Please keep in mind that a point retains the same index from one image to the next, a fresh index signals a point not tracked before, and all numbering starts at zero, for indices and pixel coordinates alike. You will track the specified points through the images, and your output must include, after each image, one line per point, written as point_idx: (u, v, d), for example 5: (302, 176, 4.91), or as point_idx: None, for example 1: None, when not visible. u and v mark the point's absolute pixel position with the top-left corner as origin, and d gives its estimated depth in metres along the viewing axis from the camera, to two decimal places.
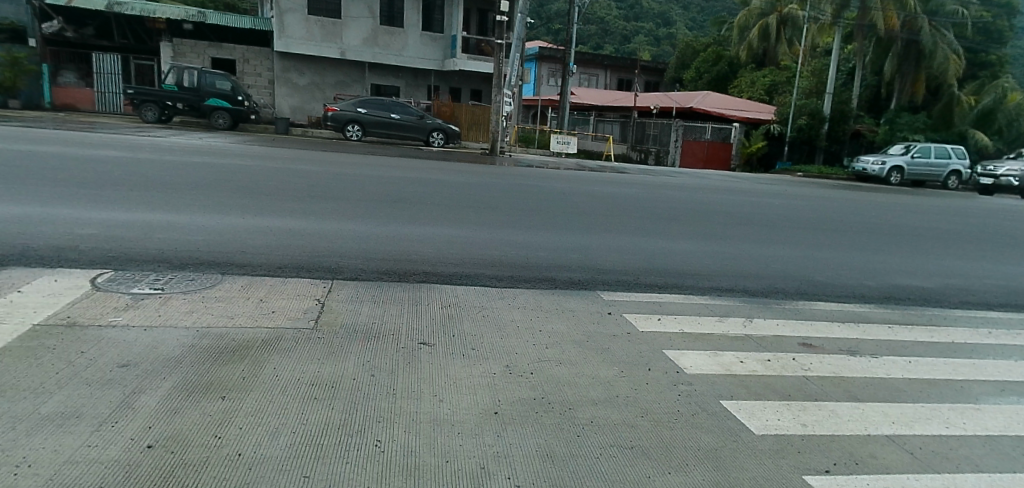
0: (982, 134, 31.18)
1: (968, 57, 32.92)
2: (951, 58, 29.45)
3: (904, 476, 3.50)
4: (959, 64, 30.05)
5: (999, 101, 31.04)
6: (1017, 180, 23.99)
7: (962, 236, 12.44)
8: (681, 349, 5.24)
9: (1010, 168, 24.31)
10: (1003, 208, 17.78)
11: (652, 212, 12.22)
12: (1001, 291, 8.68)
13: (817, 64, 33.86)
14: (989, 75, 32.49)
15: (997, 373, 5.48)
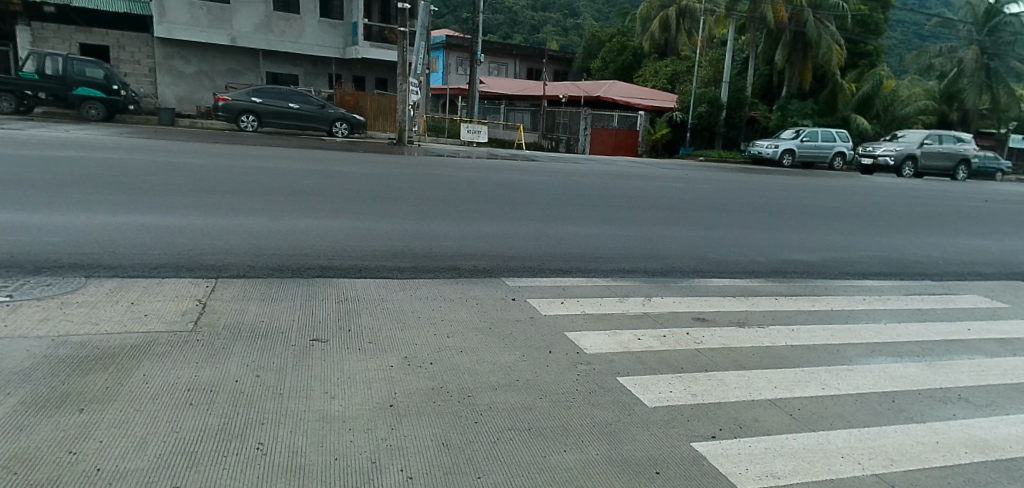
0: (862, 120, 33.89)
1: (850, 47, 35.60)
2: (833, 49, 31.64)
3: (782, 436, 3.74)
4: (841, 54, 32.34)
5: (877, 88, 33.89)
6: (891, 160, 26.24)
7: (849, 214, 13.40)
8: (583, 329, 5.36)
9: (886, 150, 26.48)
10: (881, 187, 19.30)
11: (559, 198, 12.41)
12: (878, 262, 9.44)
13: (715, 55, 36.13)
14: (868, 64, 35.63)
15: (868, 336, 5.98)
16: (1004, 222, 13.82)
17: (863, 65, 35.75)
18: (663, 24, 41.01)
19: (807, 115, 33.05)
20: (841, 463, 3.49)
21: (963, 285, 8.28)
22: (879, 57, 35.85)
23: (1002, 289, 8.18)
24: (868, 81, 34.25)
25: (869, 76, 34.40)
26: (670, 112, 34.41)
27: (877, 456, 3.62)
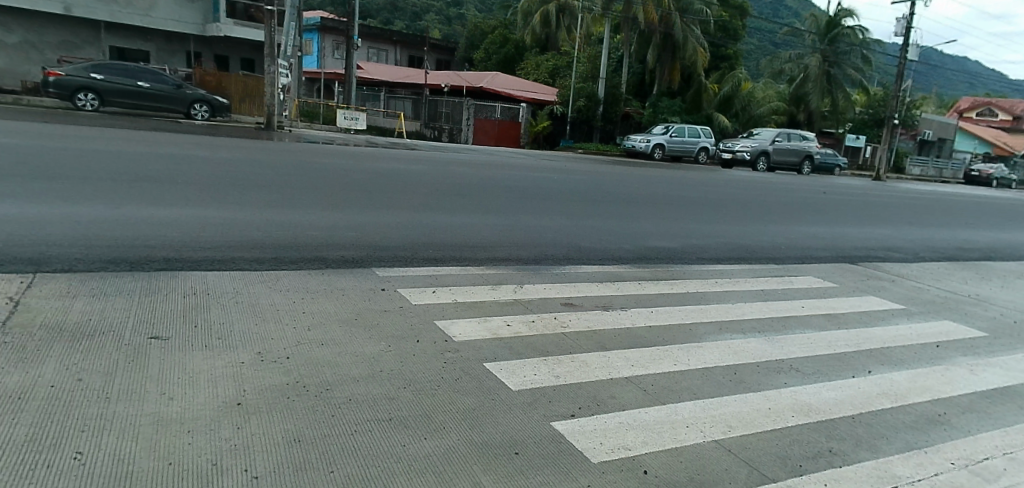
0: (723, 117, 36.38)
1: (714, 50, 38.19)
2: (699, 51, 33.70)
3: (635, 411, 3.93)
4: (706, 57, 34.50)
5: (736, 89, 36.66)
6: (747, 155, 28.67)
7: (709, 204, 14.35)
8: (452, 317, 5.34)
9: (744, 146, 28.84)
10: (741, 180, 20.83)
11: (436, 187, 12.28)
12: (735, 249, 10.17)
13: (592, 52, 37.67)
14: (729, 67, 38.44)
15: (718, 315, 6.46)
16: (841, 212, 15.38)
17: (725, 67, 38.46)
18: (544, 18, 41.86)
19: (676, 112, 34.86)
20: (686, 432, 3.73)
21: (802, 269, 9.12)
22: (739, 59, 38.90)
23: (835, 271, 9.10)
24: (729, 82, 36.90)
25: (729, 78, 37.06)
26: (551, 106, 35.18)
27: (717, 424, 3.90)
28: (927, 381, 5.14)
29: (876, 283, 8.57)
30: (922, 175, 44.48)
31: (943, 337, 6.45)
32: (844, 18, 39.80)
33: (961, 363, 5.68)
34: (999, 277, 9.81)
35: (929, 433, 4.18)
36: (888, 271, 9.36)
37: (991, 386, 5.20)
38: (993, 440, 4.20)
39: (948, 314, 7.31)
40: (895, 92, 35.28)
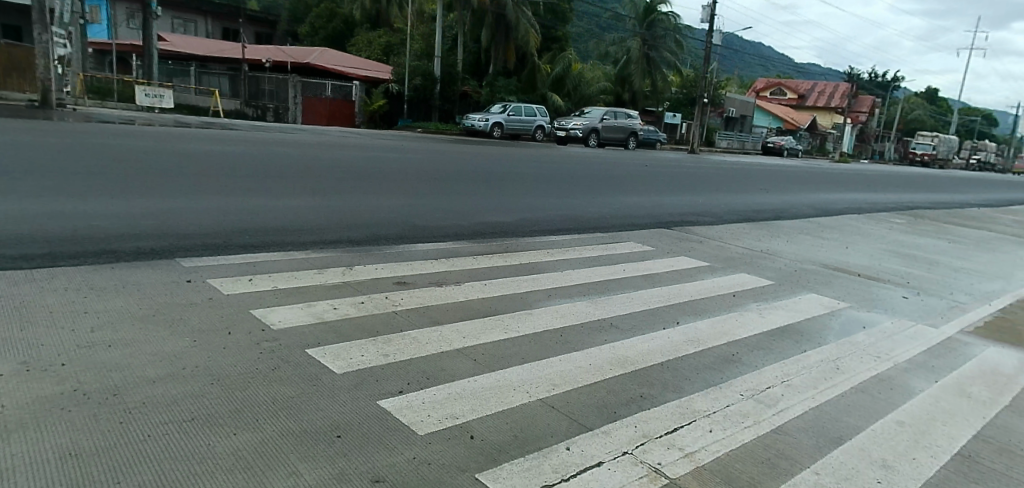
0: (557, 97, 37.66)
1: (544, 31, 39.39)
2: (530, 32, 34.51)
3: (465, 380, 3.96)
4: (537, 37, 35.42)
5: (567, 69, 38.20)
6: (580, 132, 29.89)
7: (541, 178, 14.85)
8: (271, 305, 5.01)
9: (576, 123, 30.15)
10: (574, 156, 21.81)
11: (258, 169, 11.50)
12: (566, 220, 10.63)
13: (426, 30, 37.16)
14: (558, 48, 39.76)
15: (549, 283, 6.69)
16: (662, 183, 16.63)
17: (555, 49, 39.70)
18: None
19: (512, 91, 35.44)
20: (513, 394, 3.83)
21: (625, 235, 9.73)
22: (569, 41, 40.38)
23: (653, 236, 9.82)
24: (559, 62, 38.36)
25: (559, 59, 38.53)
26: (386, 84, 34.11)
27: (542, 384, 4.05)
28: (726, 327, 5.73)
29: (687, 245, 9.38)
30: (729, 148, 49.39)
31: (739, 287, 7.23)
32: (659, 5, 42.90)
33: (753, 309, 6.41)
34: (786, 233, 11.16)
35: (726, 371, 4.68)
36: (697, 234, 10.29)
37: (775, 326, 5.94)
38: (776, 372, 4.79)
39: (745, 268, 8.20)
40: (704, 74, 38.65)
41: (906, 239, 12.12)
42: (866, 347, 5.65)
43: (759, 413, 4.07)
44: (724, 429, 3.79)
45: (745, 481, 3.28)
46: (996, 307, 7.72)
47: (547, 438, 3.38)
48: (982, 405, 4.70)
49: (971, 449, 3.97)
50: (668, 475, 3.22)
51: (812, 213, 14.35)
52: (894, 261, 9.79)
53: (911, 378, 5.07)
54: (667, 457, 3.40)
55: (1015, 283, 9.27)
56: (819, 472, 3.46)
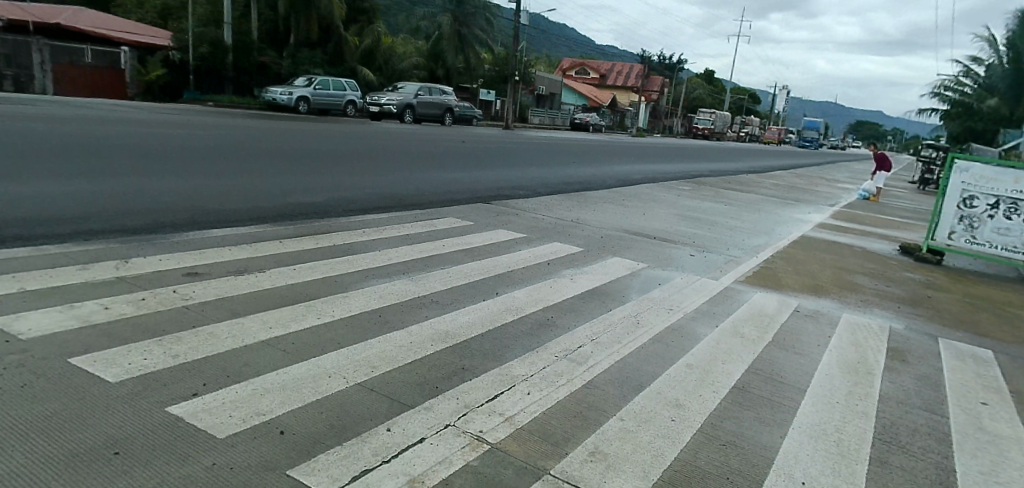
0: (367, 71, 36.29)
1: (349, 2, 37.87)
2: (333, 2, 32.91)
3: (271, 373, 3.68)
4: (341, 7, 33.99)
5: (376, 43, 37.05)
6: (394, 108, 29.28)
7: (354, 156, 14.31)
8: (22, 311, 4.27)
9: (389, 99, 29.39)
10: (387, 132, 21.32)
11: (5, 149, 9.80)
12: (379, 198, 10.34)
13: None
14: (366, 20, 38.43)
15: (364, 263, 6.46)
16: (476, 158, 16.83)
17: (363, 21, 38.34)
18: None
19: (317, 64, 33.62)
20: (327, 382, 3.65)
21: (442, 211, 9.70)
22: (377, 13, 39.11)
23: (470, 211, 9.91)
24: (368, 35, 37.07)
25: (368, 31, 37.26)
26: (163, 51, 30.43)
27: (359, 367, 3.90)
28: (541, 293, 5.96)
29: (504, 217, 9.57)
30: (540, 124, 51.33)
31: (551, 255, 7.55)
32: None
33: (565, 274, 6.74)
34: (592, 203, 11.86)
35: (540, 336, 4.86)
36: (511, 206, 10.56)
37: (584, 289, 6.30)
38: (586, 332, 5.09)
39: (556, 237, 8.59)
40: (513, 51, 39.60)
41: (692, 204, 13.50)
42: (662, 302, 6.21)
43: (571, 371, 4.30)
44: (540, 390, 3.95)
45: (559, 436, 3.44)
46: (762, 258, 8.91)
47: (365, 422, 3.27)
48: (754, 343, 5.39)
49: (745, 382, 4.54)
50: (488, 441, 3.28)
51: (614, 184, 15.43)
52: (683, 224, 10.86)
53: (699, 326, 5.66)
54: (488, 423, 3.46)
55: (776, 237, 10.76)
56: (624, 419, 3.73)
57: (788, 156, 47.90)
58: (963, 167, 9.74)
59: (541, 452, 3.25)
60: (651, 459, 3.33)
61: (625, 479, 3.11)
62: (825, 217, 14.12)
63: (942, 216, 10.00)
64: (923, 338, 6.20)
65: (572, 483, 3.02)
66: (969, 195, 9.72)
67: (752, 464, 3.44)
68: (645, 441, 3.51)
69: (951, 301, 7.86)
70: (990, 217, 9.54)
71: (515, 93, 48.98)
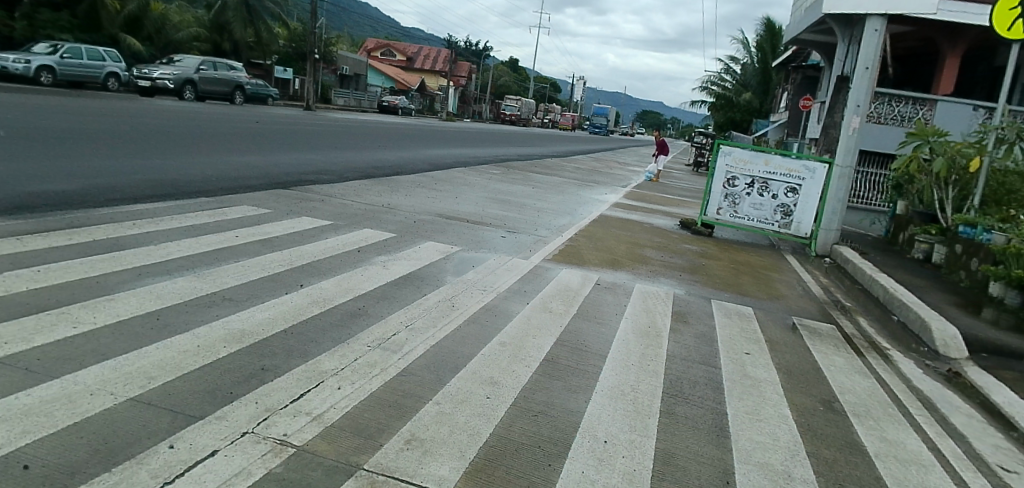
0: (133, 39, 32.41)
1: None
2: None
3: (10, 399, 3.07)
4: None
5: (141, 8, 33.14)
6: (171, 83, 26.14)
7: (125, 138, 12.59)
8: None
9: (162, 72, 26.18)
10: (163, 110, 19.07)
11: None
12: (155, 185, 9.15)
13: None
14: None
15: (138, 259, 5.68)
16: (273, 141, 15.68)
17: None
18: None
19: (64, 28, 29.10)
20: (92, 401, 3.14)
21: (235, 199, 8.86)
22: None
23: (267, 197, 9.18)
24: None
25: None
26: None
27: (132, 380, 3.41)
28: (349, 283, 5.69)
29: (307, 204, 9.01)
30: (345, 106, 49.27)
31: (361, 241, 7.27)
32: None
33: (377, 262, 6.52)
34: (402, 187, 11.65)
35: (349, 326, 4.65)
36: (315, 192, 9.98)
37: (397, 276, 6.14)
38: (398, 319, 4.96)
39: (366, 223, 8.27)
40: (311, 28, 37.54)
41: (501, 187, 13.84)
42: (474, 284, 6.26)
43: (383, 361, 4.16)
44: (352, 384, 3.76)
45: (373, 429, 3.29)
46: (567, 237, 9.39)
47: (142, 442, 2.86)
48: (561, 317, 5.65)
49: (554, 354, 4.73)
50: (294, 444, 3.04)
51: (424, 168, 15.31)
52: (493, 206, 11.08)
53: (511, 304, 5.80)
54: (293, 425, 3.20)
55: (578, 216, 11.41)
56: (440, 402, 3.68)
57: (586, 141, 51.18)
58: (726, 152, 11.03)
59: (354, 448, 3.08)
60: (467, 438, 3.31)
61: (443, 461, 3.06)
62: (619, 198, 15.27)
63: (711, 194, 11.25)
64: (700, 301, 6.95)
65: (387, 474, 2.89)
66: (733, 176, 11.10)
67: (562, 431, 3.57)
68: (461, 422, 3.49)
69: (722, 267, 8.92)
70: (748, 194, 11.04)
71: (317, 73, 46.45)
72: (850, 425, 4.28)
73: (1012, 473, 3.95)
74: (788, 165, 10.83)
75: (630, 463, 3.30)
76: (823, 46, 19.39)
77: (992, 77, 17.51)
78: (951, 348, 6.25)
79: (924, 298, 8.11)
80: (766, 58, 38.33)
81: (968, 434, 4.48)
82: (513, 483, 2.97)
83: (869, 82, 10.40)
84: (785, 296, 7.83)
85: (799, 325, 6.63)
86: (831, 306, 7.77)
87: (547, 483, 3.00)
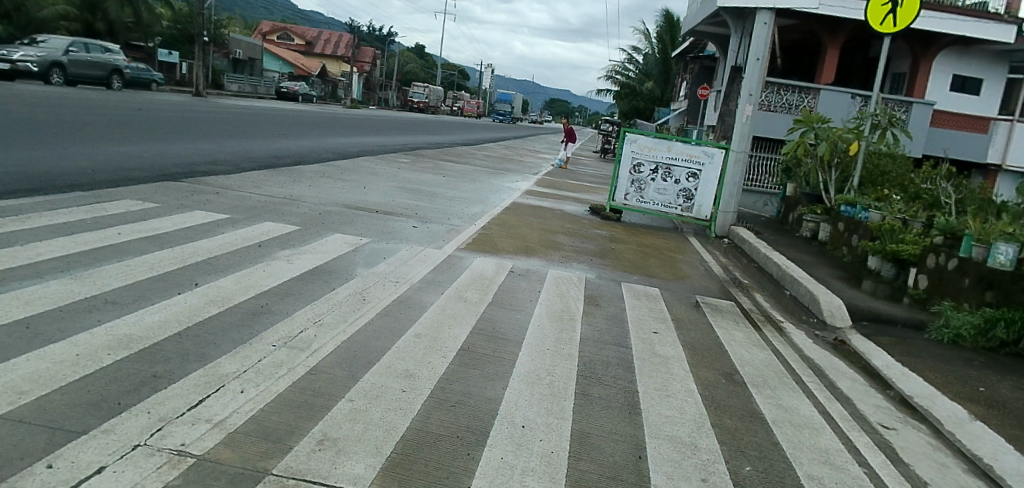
0: None
1: None
2: None
3: None
4: None
5: None
6: (34, 66, 24.04)
7: None
8: None
9: (25, 53, 24.02)
10: (28, 95, 17.35)
11: None
12: (23, 178, 8.27)
13: None
14: None
15: (5, 261, 5.11)
16: (160, 130, 14.64)
17: None
18: None
19: None
20: None
21: (118, 192, 8.17)
22: None
23: (155, 190, 8.53)
24: None
25: None
26: None
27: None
28: (250, 280, 5.39)
29: (200, 197, 8.45)
30: (243, 90, 46.15)
31: (263, 235, 6.91)
32: None
33: (280, 257, 6.21)
34: (306, 178, 11.18)
35: (251, 326, 4.40)
36: (209, 184, 9.39)
37: (303, 271, 5.88)
38: (306, 315, 4.75)
39: (267, 216, 7.87)
40: (199, 10, 35.34)
41: (411, 176, 13.57)
42: (385, 275, 6.09)
43: (291, 360, 3.95)
44: (256, 386, 3.55)
45: (280, 432, 3.11)
46: (480, 225, 9.32)
47: (13, 464, 2.56)
48: (476, 305, 5.60)
49: (470, 343, 4.67)
50: (193, 453, 2.82)
51: (329, 158, 14.76)
52: (403, 196, 10.85)
53: (424, 294, 5.68)
54: (191, 434, 2.98)
55: (490, 204, 11.36)
56: (352, 399, 3.54)
57: (494, 128, 51.19)
58: (632, 139, 11.28)
59: (260, 452, 2.90)
60: (382, 434, 3.20)
61: (357, 459, 2.93)
62: (530, 185, 15.36)
63: (618, 181, 11.48)
64: (610, 284, 7.09)
65: (299, 477, 2.74)
66: (639, 162, 11.37)
67: (479, 419, 3.52)
68: (375, 417, 3.36)
69: (630, 251, 9.14)
70: (653, 180, 11.36)
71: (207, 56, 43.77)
72: (751, 395, 4.48)
73: (892, 430, 4.27)
74: (689, 150, 11.24)
75: (549, 446, 3.30)
76: (718, 38, 20.28)
77: (868, 67, 18.86)
78: (837, 317, 6.70)
79: (813, 272, 8.65)
80: (666, 49, 39.46)
81: (854, 396, 4.81)
82: (431, 476, 2.89)
83: (761, 72, 10.92)
84: (690, 276, 8.12)
85: (702, 303, 6.90)
86: (731, 284, 8.14)
87: (466, 472, 2.95)
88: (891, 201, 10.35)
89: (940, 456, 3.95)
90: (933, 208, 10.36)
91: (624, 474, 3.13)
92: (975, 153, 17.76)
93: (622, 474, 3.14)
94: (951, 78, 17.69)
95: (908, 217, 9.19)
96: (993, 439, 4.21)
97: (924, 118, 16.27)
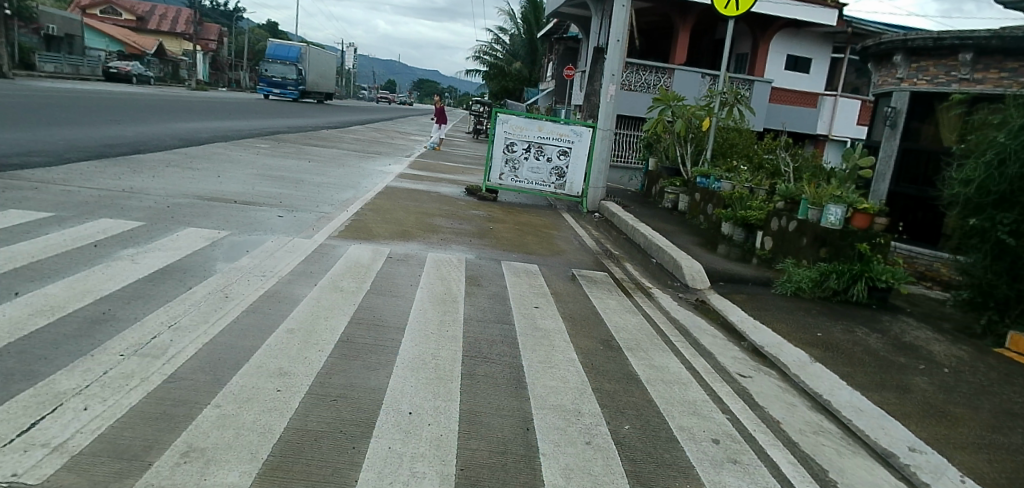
0: None
1: None
2: None
3: None
4: None
5: None
6: None
7: None
8: None
9: None
10: None
11: None
12: None
13: None
14: None
15: None
16: None
17: None
18: None
19: None
20: None
21: None
22: None
23: None
24: None
25: None
26: None
27: None
28: (86, 285, 4.83)
29: (16, 193, 7.43)
30: (62, 70, 41.24)
31: (99, 235, 6.18)
32: None
33: (123, 256, 5.62)
34: (150, 169, 10.20)
35: (92, 335, 3.95)
36: (27, 178, 8.29)
37: (152, 270, 5.37)
38: (158, 318, 4.34)
39: (103, 212, 7.10)
40: None
41: (271, 163, 12.80)
42: (250, 269, 5.72)
43: (146, 368, 3.59)
44: (104, 401, 3.17)
45: (136, 449, 2.79)
46: (351, 212, 8.96)
47: None
48: (352, 295, 5.36)
49: (349, 334, 4.47)
50: (28, 483, 2.45)
51: (174, 145, 13.58)
52: (263, 185, 10.19)
53: (295, 287, 5.39)
54: (23, 461, 2.59)
55: (362, 190, 10.98)
56: (220, 404, 3.27)
57: (360, 110, 49.56)
58: (503, 119, 11.33)
59: (114, 473, 2.59)
60: (257, 439, 2.97)
61: (229, 468, 2.70)
62: (402, 168, 15.04)
63: (492, 161, 11.48)
64: (489, 263, 7.08)
65: None
66: (510, 141, 11.43)
67: (364, 410, 3.38)
68: (248, 421, 3.12)
69: (506, 230, 9.17)
70: (525, 158, 11.48)
71: (9, 31, 37.73)
72: (625, 358, 4.65)
73: (749, 378, 4.59)
74: (558, 129, 11.46)
75: (437, 430, 3.23)
76: (579, 21, 20.80)
77: (714, 49, 20.21)
78: (699, 280, 7.13)
79: (674, 240, 9.14)
80: (531, 30, 39.92)
81: (716, 351, 5.13)
82: (312, 475, 2.73)
83: (622, 52, 11.30)
84: (564, 251, 8.31)
85: (577, 275, 7.08)
86: (603, 255, 8.43)
87: (351, 467, 2.82)
88: (740, 171, 11.15)
89: (790, 397, 4.32)
90: (776, 176, 11.27)
91: (513, 448, 3.13)
92: (807, 126, 19.52)
93: (511, 448, 3.14)
94: (784, 58, 19.40)
95: (755, 185, 9.97)
96: (831, 378, 4.65)
97: (764, 95, 17.63)
